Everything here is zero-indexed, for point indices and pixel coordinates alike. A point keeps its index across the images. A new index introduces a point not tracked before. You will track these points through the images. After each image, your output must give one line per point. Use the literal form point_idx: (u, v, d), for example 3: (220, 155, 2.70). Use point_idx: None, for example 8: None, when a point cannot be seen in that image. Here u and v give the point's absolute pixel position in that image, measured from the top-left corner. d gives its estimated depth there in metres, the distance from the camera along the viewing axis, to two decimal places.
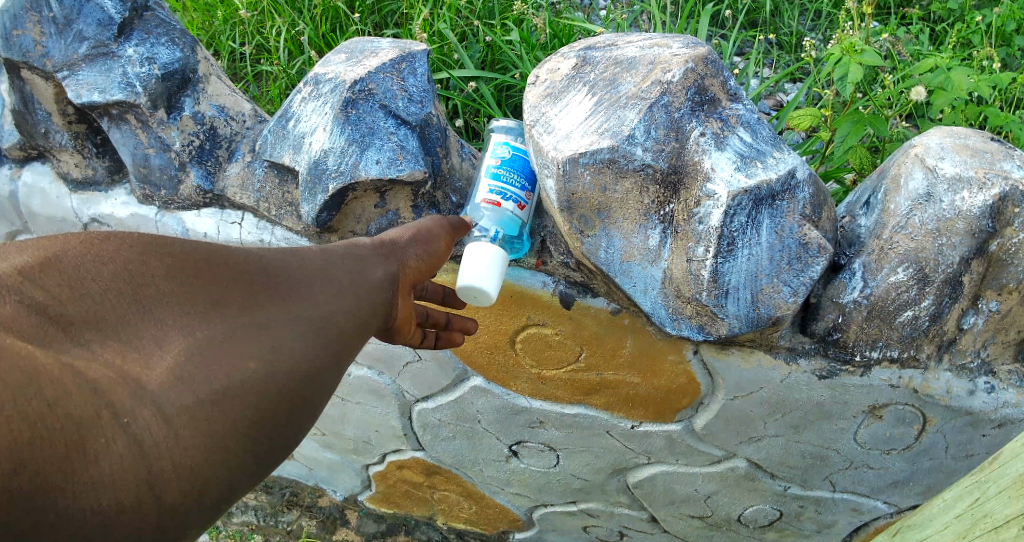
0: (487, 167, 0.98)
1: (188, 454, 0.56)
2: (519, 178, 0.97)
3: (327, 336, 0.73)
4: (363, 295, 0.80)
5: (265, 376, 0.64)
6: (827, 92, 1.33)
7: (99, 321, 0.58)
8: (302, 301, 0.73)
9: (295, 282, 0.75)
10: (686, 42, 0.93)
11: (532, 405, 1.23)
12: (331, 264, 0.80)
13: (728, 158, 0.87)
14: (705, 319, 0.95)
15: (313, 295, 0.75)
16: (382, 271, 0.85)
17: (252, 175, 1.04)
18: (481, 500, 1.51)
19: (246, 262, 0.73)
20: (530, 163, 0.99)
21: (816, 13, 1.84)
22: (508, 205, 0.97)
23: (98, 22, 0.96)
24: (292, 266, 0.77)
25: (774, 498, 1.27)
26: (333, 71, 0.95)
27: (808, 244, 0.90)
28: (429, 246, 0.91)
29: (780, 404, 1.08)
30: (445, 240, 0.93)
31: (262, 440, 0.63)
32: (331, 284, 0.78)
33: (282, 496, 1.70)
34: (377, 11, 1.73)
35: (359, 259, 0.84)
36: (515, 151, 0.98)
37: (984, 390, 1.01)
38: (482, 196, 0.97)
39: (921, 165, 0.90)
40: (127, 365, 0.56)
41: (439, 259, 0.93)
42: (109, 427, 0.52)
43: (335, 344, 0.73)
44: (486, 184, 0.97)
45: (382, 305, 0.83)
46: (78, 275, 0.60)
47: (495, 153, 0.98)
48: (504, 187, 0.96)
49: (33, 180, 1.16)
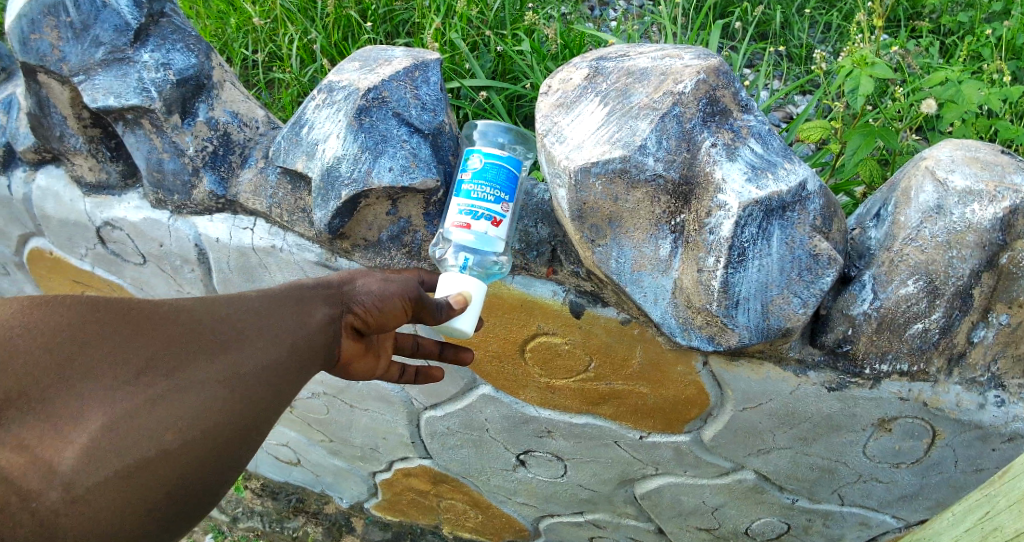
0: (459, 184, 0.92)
1: (98, 524, 0.66)
2: (491, 189, 0.91)
3: (257, 391, 0.79)
4: (302, 341, 0.86)
5: (186, 444, 0.72)
6: (838, 104, 1.33)
7: (22, 397, 0.66)
8: (235, 355, 0.79)
9: (231, 335, 0.80)
10: (698, 54, 0.93)
11: (541, 414, 1.22)
12: (269, 312, 0.85)
13: (739, 169, 0.87)
14: (714, 329, 0.95)
15: (244, 349, 0.80)
16: (322, 313, 0.89)
17: (265, 181, 1.04)
18: (487, 509, 1.50)
19: (180, 320, 0.78)
20: (506, 167, 0.92)
21: (826, 26, 1.87)
22: (481, 226, 0.91)
23: (114, 28, 0.97)
24: (232, 314, 0.82)
25: (781, 511, 1.26)
26: (346, 79, 0.96)
27: (819, 255, 0.90)
28: (383, 300, 0.91)
29: (789, 416, 1.08)
30: (404, 307, 0.91)
31: (183, 498, 0.72)
32: (265, 334, 0.83)
33: (288, 502, 1.71)
34: (390, 20, 1.74)
35: (302, 301, 0.88)
36: (488, 161, 0.92)
37: (993, 404, 1.00)
38: (452, 220, 0.92)
39: (932, 177, 0.90)
40: (43, 445, 0.65)
41: (390, 320, 0.92)
42: (17, 510, 0.62)
43: (265, 396, 0.80)
44: (457, 204, 0.91)
45: (323, 343, 0.88)
46: (9, 350, 0.67)
47: (467, 165, 0.93)
48: (473, 206, 0.91)
49: (47, 184, 1.19)
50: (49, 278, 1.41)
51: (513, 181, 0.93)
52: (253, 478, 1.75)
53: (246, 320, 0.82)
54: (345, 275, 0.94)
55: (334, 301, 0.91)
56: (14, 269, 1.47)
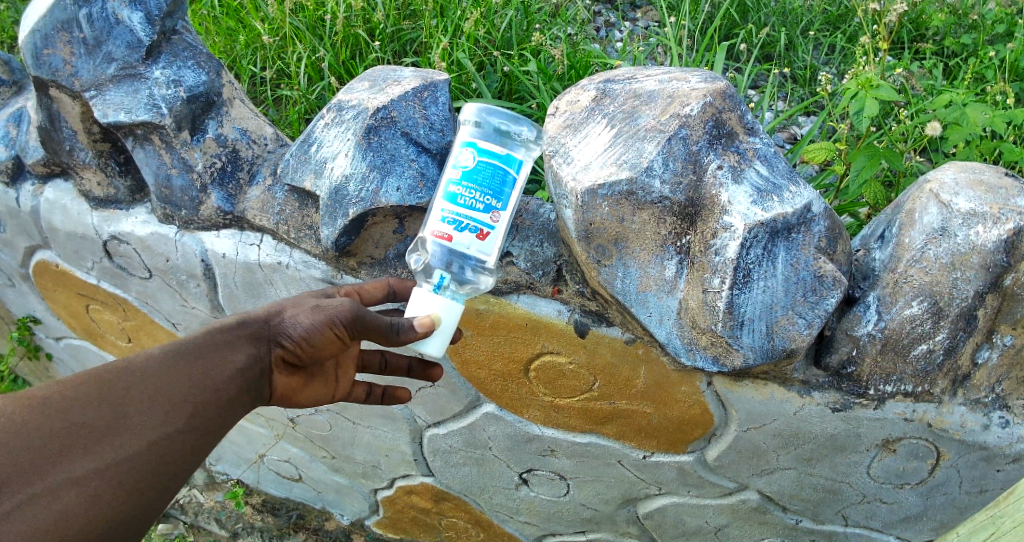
0: (446, 186, 0.86)
1: None
2: (480, 196, 0.85)
3: (146, 471, 0.76)
4: (211, 398, 0.83)
5: None
6: (842, 126, 1.34)
7: None
8: (121, 437, 0.76)
9: (121, 411, 0.77)
10: (704, 77, 0.94)
11: (544, 433, 1.22)
12: (172, 376, 0.81)
13: (745, 191, 0.87)
14: (719, 350, 0.94)
15: (134, 427, 0.77)
16: (242, 357, 0.88)
17: (273, 198, 1.04)
18: (489, 527, 1.49)
19: (62, 404, 0.74)
20: (500, 171, 0.85)
21: (830, 47, 1.89)
22: (465, 239, 0.86)
23: (126, 45, 0.98)
24: (127, 385, 0.78)
25: (785, 532, 1.25)
26: (355, 98, 0.97)
27: (823, 276, 0.90)
28: (311, 335, 0.90)
29: (793, 436, 1.08)
30: (332, 336, 0.91)
31: None
32: (164, 404, 0.79)
33: (288, 518, 1.70)
34: (397, 39, 1.75)
35: (220, 346, 0.87)
36: (479, 164, 0.85)
37: (998, 425, 1.00)
38: (434, 227, 0.87)
39: (936, 200, 0.91)
40: None
41: (320, 350, 0.92)
42: None
43: (156, 476, 0.77)
44: (441, 210, 0.86)
45: (241, 388, 0.87)
46: None
47: (459, 163, 0.86)
48: (457, 216, 0.85)
49: (55, 197, 1.20)
50: (54, 290, 1.41)
51: (507, 186, 0.86)
52: (254, 494, 1.73)
53: (144, 390, 0.79)
54: (273, 308, 0.93)
55: (258, 339, 0.90)
56: (19, 281, 1.47)
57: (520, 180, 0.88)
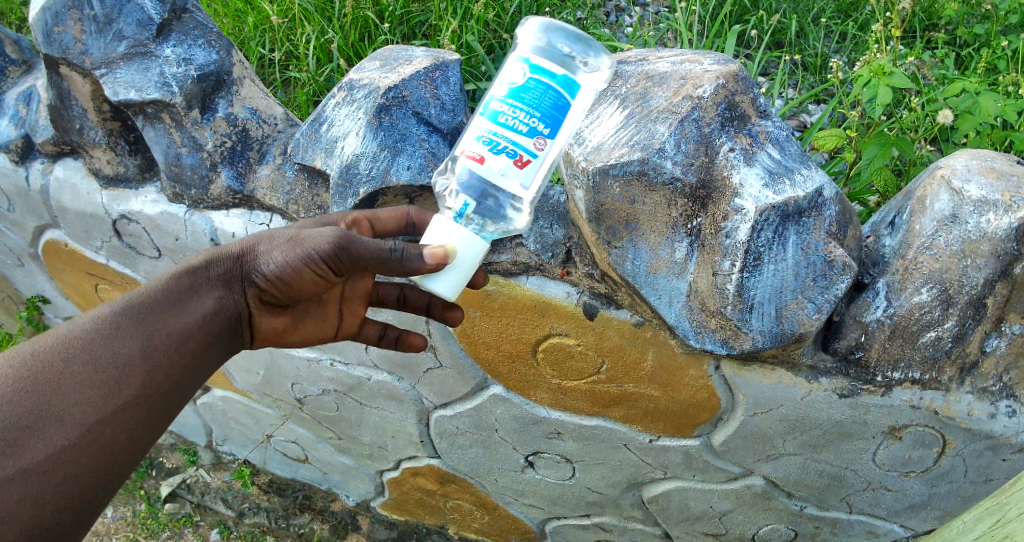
0: (490, 101, 0.75)
1: None
2: (525, 117, 0.73)
3: (116, 431, 0.75)
4: (178, 351, 0.80)
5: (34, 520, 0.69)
6: (854, 112, 1.33)
7: None
8: (84, 404, 0.73)
9: (78, 375, 0.73)
10: (717, 59, 0.94)
11: (552, 415, 1.23)
12: (128, 333, 0.77)
13: (756, 174, 0.87)
14: (729, 333, 0.94)
15: (95, 391, 0.74)
16: (210, 300, 0.83)
17: (283, 177, 1.04)
18: (494, 510, 1.50)
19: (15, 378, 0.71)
20: (553, 92, 0.74)
21: (841, 36, 1.87)
22: (500, 162, 0.74)
23: (137, 22, 0.98)
24: (81, 349, 0.74)
25: (789, 518, 1.25)
26: (367, 77, 0.97)
27: (834, 261, 0.89)
28: (286, 273, 0.82)
29: (800, 422, 1.08)
30: (312, 274, 0.81)
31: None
32: (125, 364, 0.76)
33: (295, 499, 1.71)
34: (406, 22, 1.74)
35: (184, 292, 0.82)
36: (530, 75, 0.73)
37: (1005, 414, 1.00)
38: (468, 145, 0.75)
39: (948, 187, 0.90)
40: None
41: (297, 289, 0.84)
42: None
43: (128, 434, 0.76)
44: (478, 128, 0.74)
45: (214, 333, 0.84)
46: None
47: (508, 79, 0.75)
48: (496, 135, 0.73)
49: (65, 175, 1.20)
50: (62, 269, 1.42)
51: (558, 112, 0.74)
52: (261, 474, 1.75)
53: (100, 353, 0.75)
54: (248, 242, 0.85)
55: (228, 282, 0.84)
56: (28, 261, 1.47)
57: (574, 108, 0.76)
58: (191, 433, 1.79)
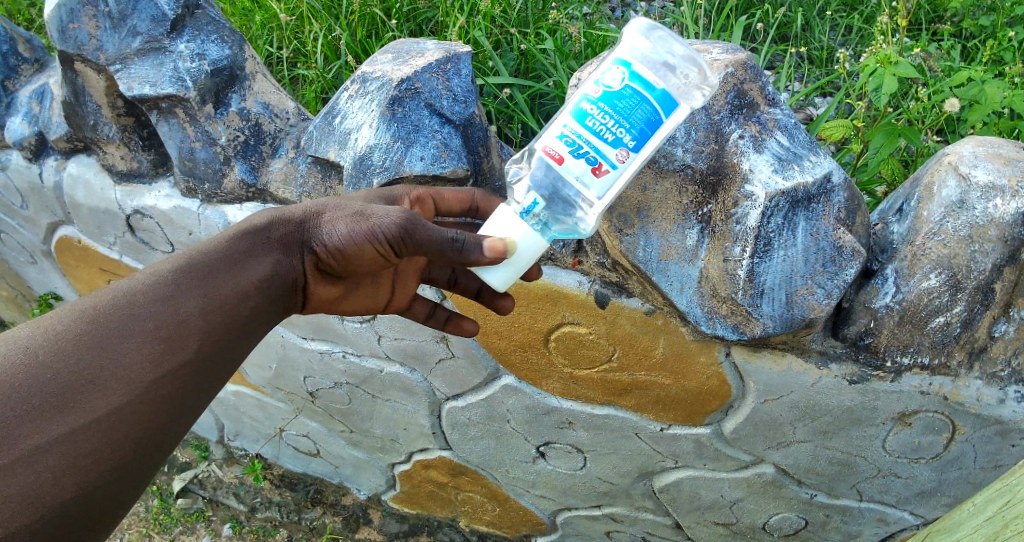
0: (581, 101, 0.74)
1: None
2: (613, 126, 0.72)
3: (171, 391, 0.73)
4: (233, 312, 0.79)
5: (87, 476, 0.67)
6: (860, 103, 1.34)
7: None
8: (142, 362, 0.71)
9: (137, 332, 0.72)
10: (725, 48, 0.93)
11: (563, 405, 1.24)
12: (186, 293, 0.76)
13: (766, 160, 0.88)
14: (739, 318, 0.95)
15: (155, 348, 0.72)
16: (267, 263, 0.83)
17: (296, 170, 1.05)
18: (506, 502, 1.51)
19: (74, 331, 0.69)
20: (648, 105, 0.72)
21: (846, 29, 1.89)
22: (578, 167, 0.74)
23: (151, 18, 1.00)
24: (140, 305, 0.73)
25: (800, 506, 1.26)
26: (380, 70, 0.98)
27: (842, 247, 0.90)
28: (347, 247, 0.83)
29: (810, 409, 1.08)
30: (373, 252, 0.82)
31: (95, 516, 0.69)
32: (182, 323, 0.75)
33: (306, 493, 1.73)
34: (413, 19, 1.75)
35: (241, 255, 0.82)
36: (628, 85, 0.72)
37: (1014, 399, 1.00)
38: (550, 141, 0.75)
39: (955, 172, 0.91)
40: None
41: (356, 264, 0.85)
42: None
43: (182, 396, 0.74)
44: (565, 127, 0.74)
45: (269, 296, 0.83)
46: None
47: (606, 80, 0.74)
48: (580, 138, 0.73)
49: (78, 172, 1.21)
50: (75, 266, 1.43)
51: (649, 127, 0.72)
52: (273, 468, 1.76)
53: (159, 311, 0.74)
54: (310, 209, 0.85)
55: (288, 245, 0.85)
56: (41, 258, 1.49)
57: (667, 125, 0.74)
58: (203, 429, 1.80)
